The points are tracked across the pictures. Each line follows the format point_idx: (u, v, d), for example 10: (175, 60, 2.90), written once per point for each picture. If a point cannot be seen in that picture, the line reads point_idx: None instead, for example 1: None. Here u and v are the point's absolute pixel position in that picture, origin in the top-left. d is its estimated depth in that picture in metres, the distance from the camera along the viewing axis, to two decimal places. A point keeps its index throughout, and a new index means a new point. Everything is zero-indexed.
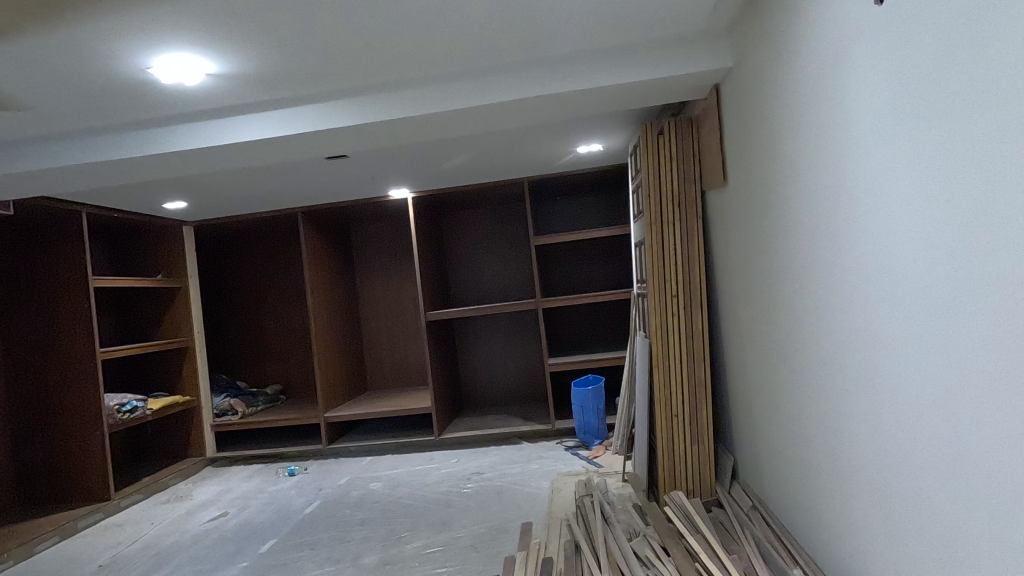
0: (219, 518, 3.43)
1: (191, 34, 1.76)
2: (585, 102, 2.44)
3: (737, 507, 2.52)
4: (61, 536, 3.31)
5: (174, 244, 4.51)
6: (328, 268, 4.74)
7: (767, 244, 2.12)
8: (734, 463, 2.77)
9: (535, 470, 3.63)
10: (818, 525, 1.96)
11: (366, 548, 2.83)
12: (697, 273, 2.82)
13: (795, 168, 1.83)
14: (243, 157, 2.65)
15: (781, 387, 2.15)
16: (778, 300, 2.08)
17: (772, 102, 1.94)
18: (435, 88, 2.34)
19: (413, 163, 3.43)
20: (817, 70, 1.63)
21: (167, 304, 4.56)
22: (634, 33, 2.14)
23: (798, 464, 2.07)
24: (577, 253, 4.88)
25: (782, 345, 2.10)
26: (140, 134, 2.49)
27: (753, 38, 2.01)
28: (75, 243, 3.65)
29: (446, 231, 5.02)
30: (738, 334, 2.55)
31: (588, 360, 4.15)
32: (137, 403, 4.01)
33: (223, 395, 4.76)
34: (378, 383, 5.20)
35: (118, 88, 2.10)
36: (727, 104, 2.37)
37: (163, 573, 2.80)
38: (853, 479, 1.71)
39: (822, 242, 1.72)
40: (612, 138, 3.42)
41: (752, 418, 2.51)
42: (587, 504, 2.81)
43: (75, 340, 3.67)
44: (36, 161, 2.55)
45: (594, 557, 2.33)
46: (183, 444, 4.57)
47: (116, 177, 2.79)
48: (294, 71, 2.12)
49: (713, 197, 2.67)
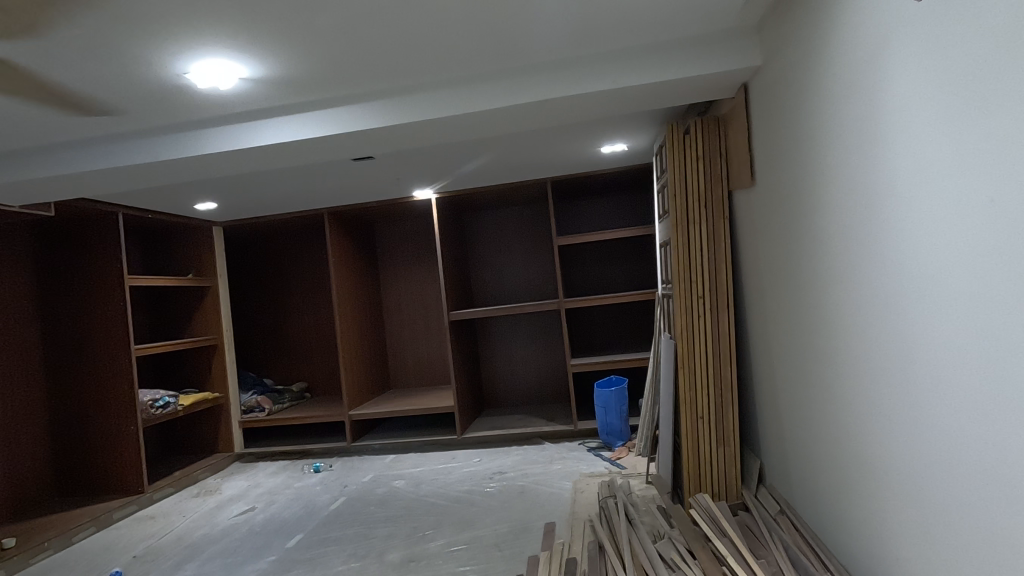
0: (247, 513, 3.50)
1: (226, 38, 1.80)
2: (611, 102, 2.44)
3: (765, 511, 2.48)
4: (97, 527, 3.42)
5: (204, 244, 4.61)
6: (353, 268, 4.80)
7: (797, 244, 2.09)
8: (760, 466, 2.73)
9: (558, 470, 3.63)
10: (851, 529, 1.92)
11: (390, 545, 2.86)
12: (724, 273, 2.79)
13: (827, 169, 1.80)
14: (273, 159, 2.71)
15: (811, 390, 2.12)
16: (809, 301, 2.05)
17: (803, 99, 1.91)
18: (462, 90, 2.36)
19: (438, 163, 3.46)
20: (852, 68, 1.60)
21: (198, 302, 4.67)
22: (660, 32, 2.13)
23: (829, 467, 2.04)
24: (599, 253, 4.86)
25: (811, 346, 2.07)
26: (175, 138, 2.56)
27: (785, 36, 1.99)
28: (112, 243, 3.76)
29: (469, 231, 5.05)
30: (766, 335, 2.52)
31: (611, 361, 4.13)
32: (170, 399, 4.12)
33: (251, 392, 4.86)
34: (402, 383, 5.25)
35: (156, 93, 2.16)
36: (756, 103, 2.34)
37: (194, 565, 2.87)
38: (886, 483, 1.68)
39: (855, 241, 1.69)
40: (637, 138, 3.40)
41: (780, 421, 2.47)
42: (611, 505, 2.81)
43: (110, 336, 3.79)
44: (76, 164, 2.64)
45: (619, 559, 2.32)
46: (212, 440, 4.67)
47: (150, 179, 2.87)
48: (323, 74, 2.15)
49: (740, 196, 2.64)
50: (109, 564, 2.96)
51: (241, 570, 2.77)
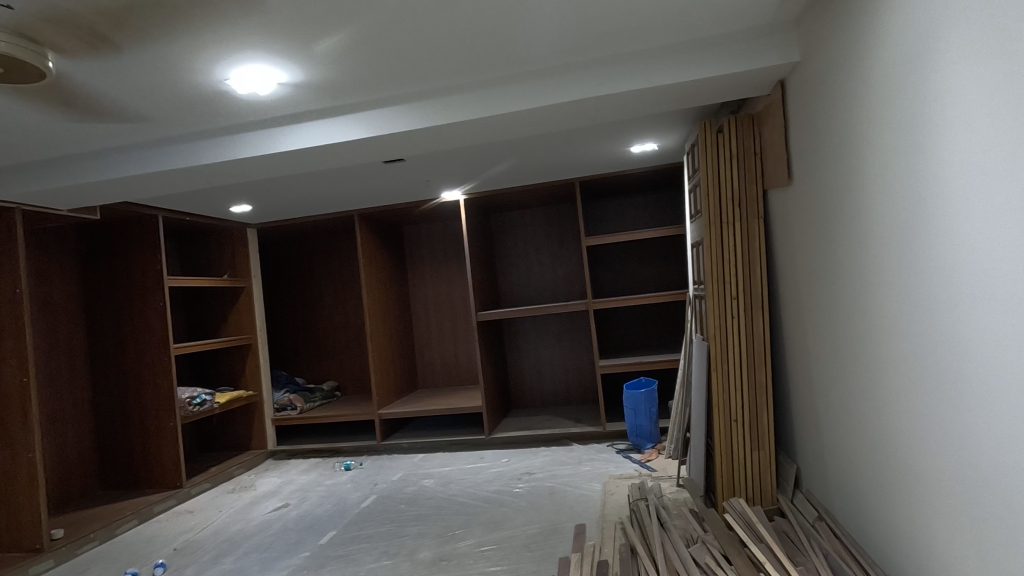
0: (281, 509, 3.57)
1: (268, 44, 1.84)
2: (644, 102, 2.43)
3: (802, 517, 2.42)
4: (139, 520, 3.53)
5: (238, 245, 4.73)
6: (382, 269, 4.85)
7: (837, 245, 2.04)
8: (797, 472, 2.66)
9: (586, 472, 3.61)
10: (896, 536, 1.86)
11: (421, 543, 2.89)
12: (759, 273, 2.74)
13: (869, 168, 1.75)
14: (307, 161, 2.76)
15: (852, 392, 2.06)
16: (848, 301, 2.00)
17: (844, 98, 1.88)
18: (494, 91, 2.36)
19: (468, 165, 3.48)
20: (896, 64, 1.56)
21: (232, 302, 4.78)
22: (697, 30, 2.10)
23: (871, 472, 1.99)
24: (627, 253, 4.82)
25: (852, 347, 2.02)
26: (214, 142, 2.62)
27: (824, 33, 1.95)
28: (152, 245, 3.88)
29: (496, 232, 5.06)
30: (803, 336, 2.46)
31: (641, 362, 4.10)
32: (206, 397, 4.23)
33: (283, 391, 4.96)
34: (429, 383, 5.29)
35: (198, 99, 2.22)
36: (793, 100, 2.30)
37: (231, 559, 2.93)
38: (934, 490, 1.62)
39: (900, 241, 1.64)
40: (668, 138, 3.36)
41: (818, 425, 2.41)
42: (642, 507, 2.78)
43: (150, 335, 3.90)
44: (120, 169, 2.73)
45: (652, 562, 2.29)
46: (246, 437, 4.78)
47: (188, 182, 2.95)
48: (358, 79, 2.19)
49: (776, 196, 2.59)
50: (150, 556, 3.05)
51: (276, 565, 2.82)
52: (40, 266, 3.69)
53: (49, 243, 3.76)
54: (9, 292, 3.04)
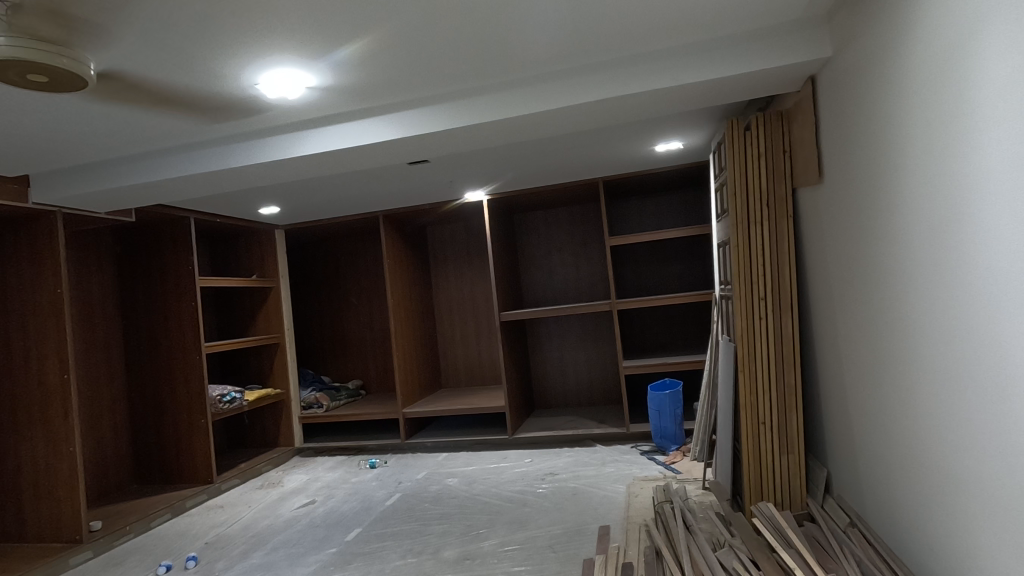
0: (308, 505, 3.63)
1: (297, 49, 1.88)
2: (669, 101, 2.41)
3: (833, 523, 2.37)
4: (172, 513, 3.63)
5: (267, 246, 4.84)
6: (405, 269, 4.89)
7: (870, 245, 1.99)
8: (828, 476, 2.61)
9: (610, 473, 3.59)
10: (932, 545, 1.81)
11: (445, 542, 2.90)
12: (788, 272, 2.68)
13: (904, 166, 1.71)
14: (334, 164, 2.80)
15: (885, 395, 2.01)
16: (882, 301, 1.95)
17: (877, 95, 1.84)
18: (518, 91, 2.37)
19: (491, 165, 3.49)
20: (932, 61, 1.53)
21: (261, 302, 4.88)
22: (723, 27, 2.08)
23: (905, 477, 1.94)
24: (651, 253, 4.78)
25: (886, 349, 1.97)
26: (244, 145, 2.68)
27: (857, 29, 1.91)
28: (184, 247, 3.99)
29: (519, 232, 5.06)
30: (834, 338, 2.41)
31: (665, 363, 4.06)
32: (236, 395, 4.31)
33: (310, 389, 5.05)
34: (452, 382, 5.33)
35: (230, 104, 2.27)
36: (824, 97, 2.25)
37: (260, 554, 2.99)
38: (974, 496, 1.56)
39: (937, 240, 1.59)
40: (693, 137, 3.32)
41: (850, 429, 2.36)
42: (667, 509, 2.75)
43: (183, 334, 4.00)
44: (154, 173, 2.81)
45: (678, 564, 2.27)
46: (274, 434, 4.87)
47: (219, 185, 3.02)
48: (384, 82, 2.22)
49: (806, 194, 2.53)
50: (184, 549, 3.14)
51: (304, 560, 2.87)
52: (79, 267, 3.82)
53: (87, 245, 3.89)
54: (50, 291, 3.15)
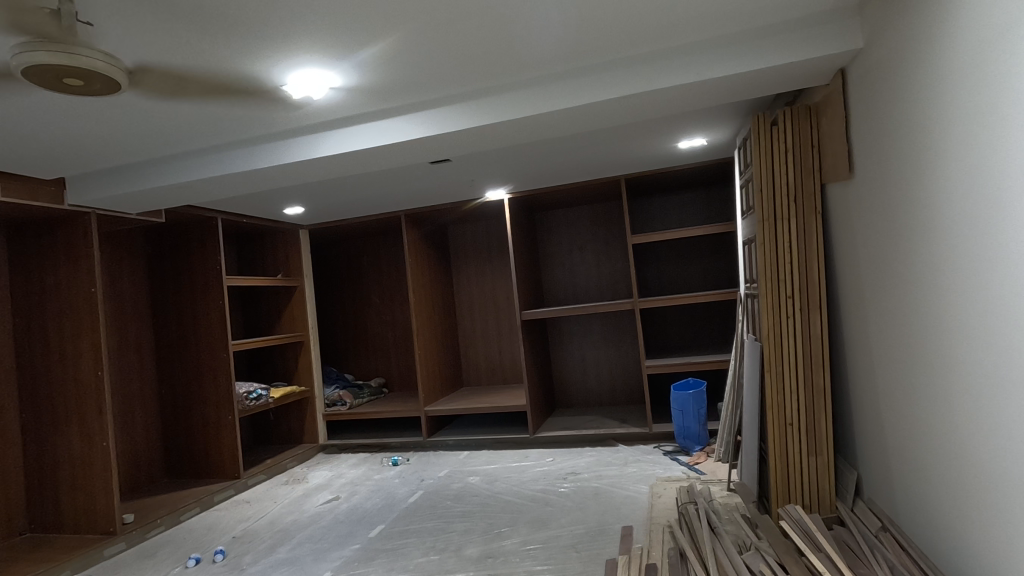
0: (332, 501, 3.68)
1: (322, 48, 1.89)
2: (694, 97, 2.37)
3: (863, 527, 2.31)
4: (201, 507, 3.71)
5: (291, 246, 4.91)
6: (427, 268, 4.92)
7: (902, 241, 1.94)
8: (858, 479, 2.54)
9: (633, 473, 3.56)
10: (969, 551, 1.74)
11: (467, 540, 2.91)
12: (816, 270, 2.62)
13: (940, 161, 1.66)
14: (358, 164, 2.84)
15: (919, 395, 1.95)
16: (915, 298, 1.89)
17: (910, 87, 1.79)
18: (540, 90, 2.36)
19: (512, 164, 3.49)
20: (973, 52, 1.47)
21: (285, 301, 4.96)
22: (753, 19, 2.03)
23: (940, 480, 1.88)
24: (673, 252, 4.73)
25: (920, 349, 1.91)
26: (270, 146, 2.73)
27: (892, 19, 1.85)
28: (212, 247, 4.07)
29: (540, 231, 5.05)
30: (865, 336, 2.35)
31: (689, 363, 4.01)
32: (262, 392, 4.38)
33: (334, 387, 5.13)
34: (473, 381, 5.35)
35: (258, 105, 2.31)
36: (855, 90, 2.19)
37: (286, 549, 3.04)
38: (1012, 502, 1.51)
39: (976, 237, 1.53)
40: (718, 133, 3.27)
41: (882, 431, 2.30)
42: (691, 511, 2.72)
43: (211, 332, 4.09)
44: (183, 174, 2.87)
45: (703, 566, 2.24)
46: (298, 431, 4.94)
47: (246, 186, 3.08)
48: (407, 81, 2.23)
49: (836, 190, 2.47)
50: (212, 543, 3.21)
51: (329, 556, 2.91)
52: (112, 267, 3.93)
53: (120, 246, 3.99)
54: (85, 290, 3.25)
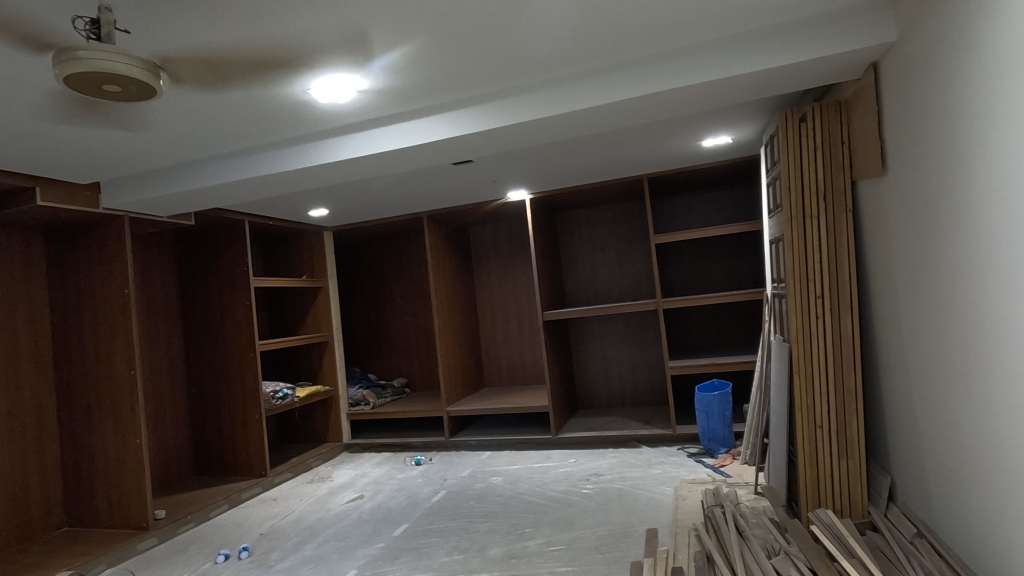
0: (356, 500, 3.71)
1: (348, 52, 1.91)
2: (720, 94, 2.34)
3: (898, 533, 2.24)
4: (229, 505, 3.78)
5: (316, 248, 4.99)
6: (449, 269, 4.94)
7: (938, 240, 1.88)
8: (891, 484, 2.47)
9: (657, 475, 3.52)
10: (1010, 559, 1.69)
11: (491, 540, 2.91)
12: (847, 269, 2.56)
13: (978, 157, 1.60)
14: (383, 166, 2.86)
15: (957, 398, 1.89)
16: (952, 298, 1.83)
17: (946, 80, 1.74)
18: (563, 89, 2.36)
19: (535, 164, 3.49)
20: (1014, 43, 1.42)
21: (310, 302, 5.03)
22: (781, 13, 2.00)
23: (979, 486, 1.81)
24: (697, 251, 4.67)
25: (957, 349, 1.85)
26: (296, 149, 2.77)
27: (927, 12, 1.79)
28: (239, 248, 4.15)
29: (561, 231, 5.03)
30: (899, 337, 2.28)
31: (714, 364, 3.95)
32: (288, 391, 4.45)
33: (357, 386, 5.19)
34: (495, 381, 5.35)
35: (286, 109, 2.35)
36: (888, 84, 2.14)
37: (312, 546, 3.08)
38: None
39: (1017, 234, 1.48)
40: (744, 130, 3.22)
41: (916, 434, 2.23)
42: (718, 514, 2.68)
43: (238, 332, 4.16)
44: (212, 177, 2.93)
45: (730, 570, 2.20)
46: (322, 430, 5.00)
47: (273, 189, 3.13)
48: (432, 82, 2.24)
49: (867, 187, 2.41)
50: (239, 540, 3.26)
51: (354, 553, 2.94)
52: (144, 269, 4.03)
53: (150, 247, 4.09)
54: (119, 291, 3.34)
